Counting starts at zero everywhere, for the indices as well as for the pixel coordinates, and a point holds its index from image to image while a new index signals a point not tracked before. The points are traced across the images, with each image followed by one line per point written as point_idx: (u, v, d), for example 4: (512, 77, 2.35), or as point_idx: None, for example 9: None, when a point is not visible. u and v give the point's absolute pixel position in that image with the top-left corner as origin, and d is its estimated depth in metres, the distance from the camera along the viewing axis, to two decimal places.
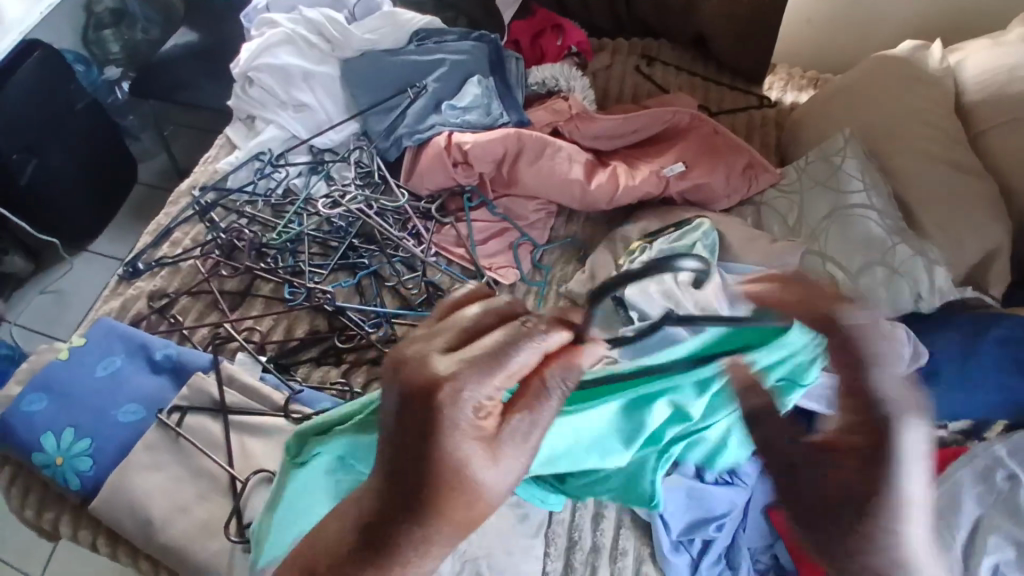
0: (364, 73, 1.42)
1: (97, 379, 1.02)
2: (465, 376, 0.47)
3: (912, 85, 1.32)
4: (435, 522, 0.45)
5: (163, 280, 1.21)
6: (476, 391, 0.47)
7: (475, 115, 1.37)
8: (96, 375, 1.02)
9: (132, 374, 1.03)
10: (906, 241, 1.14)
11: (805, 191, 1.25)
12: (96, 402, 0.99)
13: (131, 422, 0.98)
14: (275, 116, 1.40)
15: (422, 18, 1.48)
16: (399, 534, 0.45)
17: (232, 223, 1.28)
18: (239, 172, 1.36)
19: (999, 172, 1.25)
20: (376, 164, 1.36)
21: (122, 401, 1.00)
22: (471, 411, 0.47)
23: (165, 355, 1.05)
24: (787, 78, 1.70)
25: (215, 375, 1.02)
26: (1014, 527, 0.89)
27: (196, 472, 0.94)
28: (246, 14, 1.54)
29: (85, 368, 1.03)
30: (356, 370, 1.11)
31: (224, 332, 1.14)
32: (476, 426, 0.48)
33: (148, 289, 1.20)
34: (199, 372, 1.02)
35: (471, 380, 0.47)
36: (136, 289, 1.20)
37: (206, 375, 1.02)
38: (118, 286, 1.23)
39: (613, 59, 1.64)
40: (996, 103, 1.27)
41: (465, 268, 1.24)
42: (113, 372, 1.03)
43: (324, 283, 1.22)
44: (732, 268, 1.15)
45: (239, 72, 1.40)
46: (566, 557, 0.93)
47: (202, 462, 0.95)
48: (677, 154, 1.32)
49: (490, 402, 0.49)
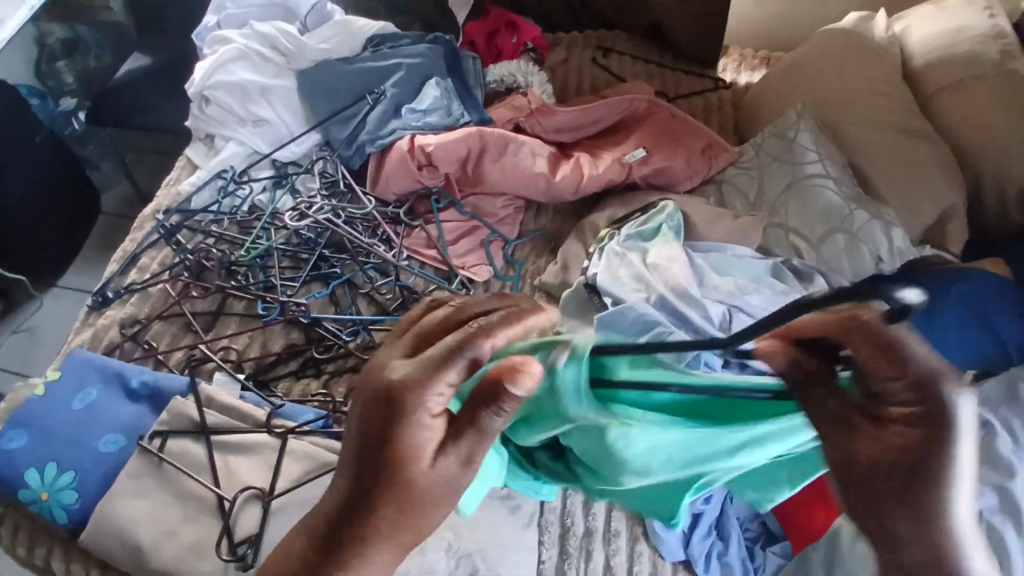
0: (322, 84, 1.42)
1: (74, 412, 1.00)
2: (413, 382, 0.55)
3: (861, 57, 1.35)
4: (387, 508, 0.58)
5: (134, 307, 1.19)
6: (417, 392, 0.55)
7: (437, 117, 1.38)
8: (72, 408, 1.00)
9: (110, 403, 1.01)
10: (863, 206, 1.17)
11: (764, 166, 1.28)
12: (76, 434, 0.98)
13: (112, 452, 0.97)
14: (235, 132, 1.38)
15: (376, 23, 1.47)
16: (360, 515, 0.58)
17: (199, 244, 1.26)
18: (202, 192, 1.34)
19: (946, 133, 1.29)
20: (341, 176, 1.36)
21: (99, 432, 0.98)
22: (414, 412, 0.56)
23: (141, 382, 1.04)
24: (740, 59, 1.73)
25: (193, 397, 1.01)
26: (991, 474, 0.92)
27: (182, 495, 0.93)
28: (198, 32, 1.52)
29: (62, 402, 1.01)
30: (336, 380, 1.11)
31: (197, 354, 1.13)
32: (427, 427, 0.57)
33: (119, 317, 1.18)
34: (178, 396, 1.01)
35: (417, 383, 0.55)
36: (107, 318, 1.18)
37: (186, 398, 1.01)
38: (88, 316, 1.21)
39: (569, 53, 1.65)
40: (941, 68, 1.31)
41: (438, 270, 1.24)
42: (90, 404, 1.01)
43: (297, 295, 1.21)
44: (697, 248, 1.18)
45: (194, 91, 1.38)
46: (559, 543, 0.94)
47: (188, 484, 0.94)
48: (638, 140, 1.34)
49: (436, 405, 0.57)
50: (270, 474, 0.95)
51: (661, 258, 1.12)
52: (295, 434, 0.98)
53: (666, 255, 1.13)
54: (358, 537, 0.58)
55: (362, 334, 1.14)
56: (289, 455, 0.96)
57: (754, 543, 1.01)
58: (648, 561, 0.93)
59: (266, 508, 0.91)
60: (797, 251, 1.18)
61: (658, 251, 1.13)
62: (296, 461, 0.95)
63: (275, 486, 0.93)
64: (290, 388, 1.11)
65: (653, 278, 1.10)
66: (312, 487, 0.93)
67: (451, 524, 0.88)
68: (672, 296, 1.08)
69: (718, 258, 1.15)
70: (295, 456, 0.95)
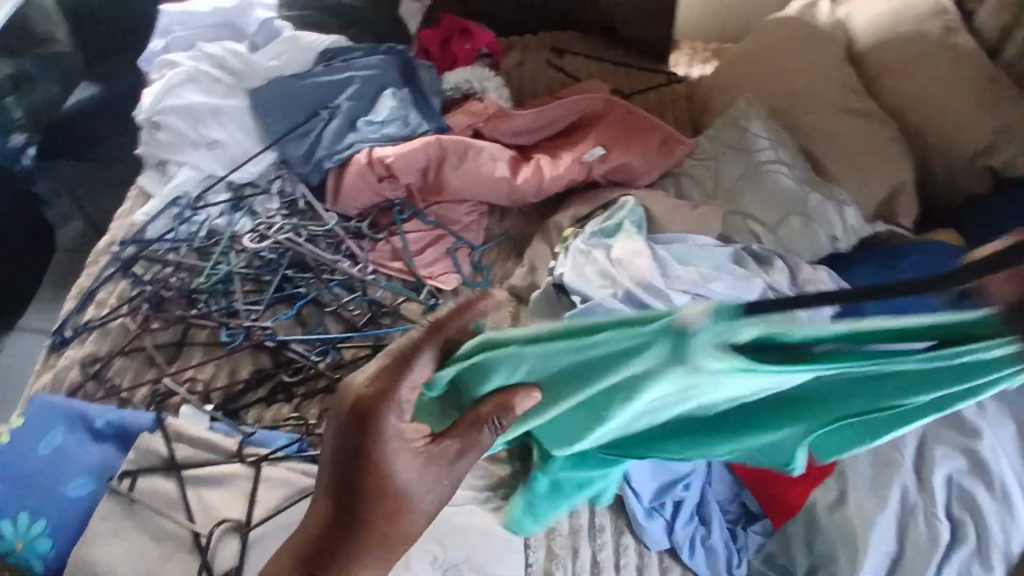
0: (274, 100, 1.39)
1: (39, 458, 0.96)
2: (380, 400, 0.60)
3: (806, 43, 1.38)
4: (375, 515, 0.64)
5: (94, 344, 1.15)
6: (385, 410, 0.60)
7: (394, 127, 1.37)
8: (37, 454, 0.96)
9: (76, 446, 0.98)
10: (816, 188, 1.20)
11: (719, 156, 1.30)
12: (43, 480, 0.93)
13: (83, 495, 0.93)
14: (188, 156, 1.34)
15: (326, 38, 1.48)
16: (350, 523, 0.64)
17: (158, 274, 1.23)
18: (156, 221, 1.30)
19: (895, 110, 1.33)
20: (297, 195, 1.34)
21: (67, 476, 0.95)
22: (387, 427, 0.61)
23: (106, 422, 1.01)
24: (692, 53, 1.76)
25: (161, 432, 0.98)
26: (957, 437, 0.95)
27: (158, 534, 0.90)
28: (144, 58, 1.48)
29: (26, 449, 0.96)
30: (308, 402, 1.09)
31: (158, 387, 1.09)
32: (402, 440, 0.63)
33: (79, 356, 1.14)
34: (145, 433, 0.98)
35: (388, 400, 0.60)
36: (67, 358, 1.14)
37: (153, 434, 0.98)
38: (47, 358, 1.16)
39: (524, 56, 1.65)
40: (883, 50, 1.35)
41: (404, 284, 1.23)
42: (55, 448, 0.97)
43: (262, 318, 1.19)
44: (659, 239, 1.17)
45: (144, 117, 1.34)
46: (545, 544, 0.93)
47: (163, 523, 0.90)
48: (596, 139, 1.35)
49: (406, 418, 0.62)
50: (247, 503, 0.92)
51: (624, 253, 1.10)
52: (268, 460, 0.96)
53: (630, 249, 1.11)
54: (350, 543, 0.64)
55: (333, 354, 1.13)
56: (266, 483, 0.94)
57: (735, 525, 1.00)
58: (634, 553, 0.94)
59: (246, 539, 0.88)
60: (756, 237, 1.20)
61: (622, 246, 1.12)
62: (274, 487, 0.93)
63: (253, 515, 0.91)
64: (261, 413, 1.08)
65: (619, 273, 1.07)
66: (293, 513, 0.91)
67: (435, 536, 0.87)
68: (638, 290, 1.05)
69: (680, 249, 1.13)
70: (273, 482, 0.94)
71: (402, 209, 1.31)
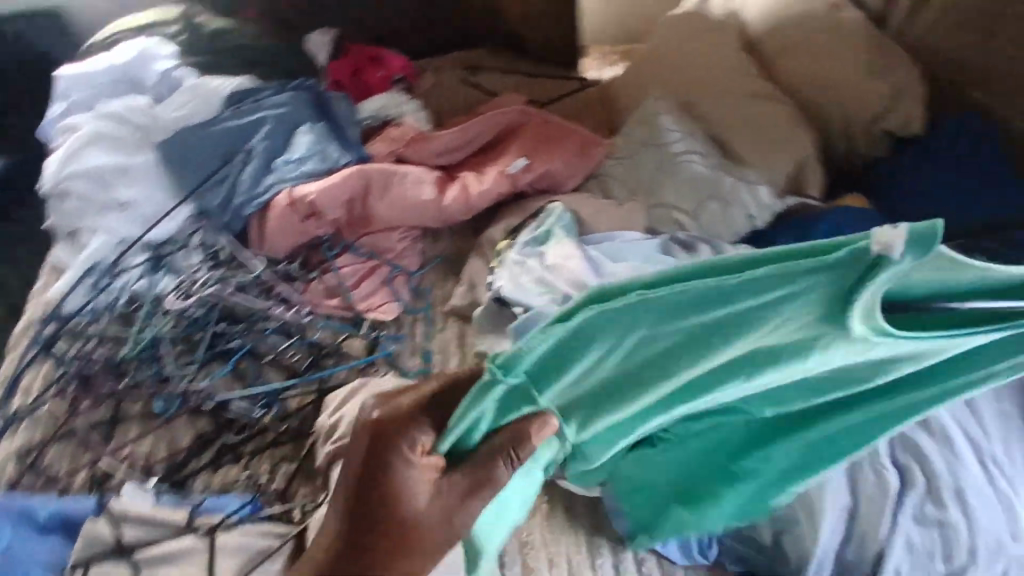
0: (182, 155, 1.36)
1: None
2: (399, 425, 0.70)
3: (704, 35, 1.44)
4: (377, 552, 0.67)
5: (26, 433, 1.07)
6: (403, 438, 0.69)
7: (312, 163, 1.33)
8: None
9: (17, 545, 0.88)
10: (729, 171, 1.25)
11: (636, 153, 1.33)
12: None
13: None
14: (99, 223, 1.28)
15: (232, 82, 1.47)
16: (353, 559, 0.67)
17: (80, 350, 1.15)
18: (74, 293, 1.22)
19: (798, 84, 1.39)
20: (219, 245, 1.26)
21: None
22: (406, 450, 0.69)
23: (48, 512, 0.92)
24: (601, 58, 1.81)
25: (104, 517, 0.91)
26: None
27: None
28: (45, 123, 1.44)
29: None
30: (258, 459, 1.04)
31: (96, 467, 1.02)
32: (417, 465, 0.70)
33: (11, 450, 1.06)
34: (88, 518, 0.91)
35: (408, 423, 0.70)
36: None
37: (97, 520, 0.91)
38: None
39: (438, 76, 1.65)
40: (779, 32, 1.42)
41: (342, 324, 1.18)
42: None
43: (197, 380, 1.11)
44: (590, 240, 1.20)
45: (51, 185, 1.31)
46: (520, 561, 0.92)
47: None
48: (518, 150, 1.36)
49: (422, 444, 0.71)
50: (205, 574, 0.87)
51: (558, 258, 1.14)
52: (225, 522, 0.91)
53: (562, 253, 1.14)
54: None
55: (276, 408, 1.08)
56: (221, 552, 0.89)
57: None
58: (608, 551, 0.95)
59: None
60: (682, 225, 1.23)
61: (554, 251, 1.15)
62: (233, 554, 0.89)
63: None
64: (210, 478, 1.02)
65: (555, 280, 1.11)
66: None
67: None
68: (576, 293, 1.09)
69: (610, 246, 1.17)
70: (229, 548, 0.89)
71: (327, 245, 1.28)
